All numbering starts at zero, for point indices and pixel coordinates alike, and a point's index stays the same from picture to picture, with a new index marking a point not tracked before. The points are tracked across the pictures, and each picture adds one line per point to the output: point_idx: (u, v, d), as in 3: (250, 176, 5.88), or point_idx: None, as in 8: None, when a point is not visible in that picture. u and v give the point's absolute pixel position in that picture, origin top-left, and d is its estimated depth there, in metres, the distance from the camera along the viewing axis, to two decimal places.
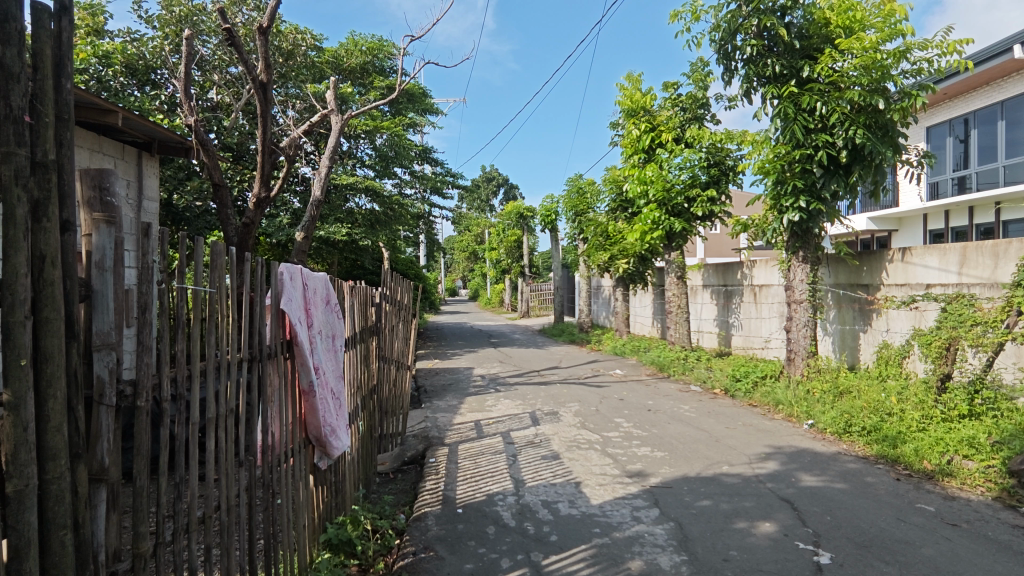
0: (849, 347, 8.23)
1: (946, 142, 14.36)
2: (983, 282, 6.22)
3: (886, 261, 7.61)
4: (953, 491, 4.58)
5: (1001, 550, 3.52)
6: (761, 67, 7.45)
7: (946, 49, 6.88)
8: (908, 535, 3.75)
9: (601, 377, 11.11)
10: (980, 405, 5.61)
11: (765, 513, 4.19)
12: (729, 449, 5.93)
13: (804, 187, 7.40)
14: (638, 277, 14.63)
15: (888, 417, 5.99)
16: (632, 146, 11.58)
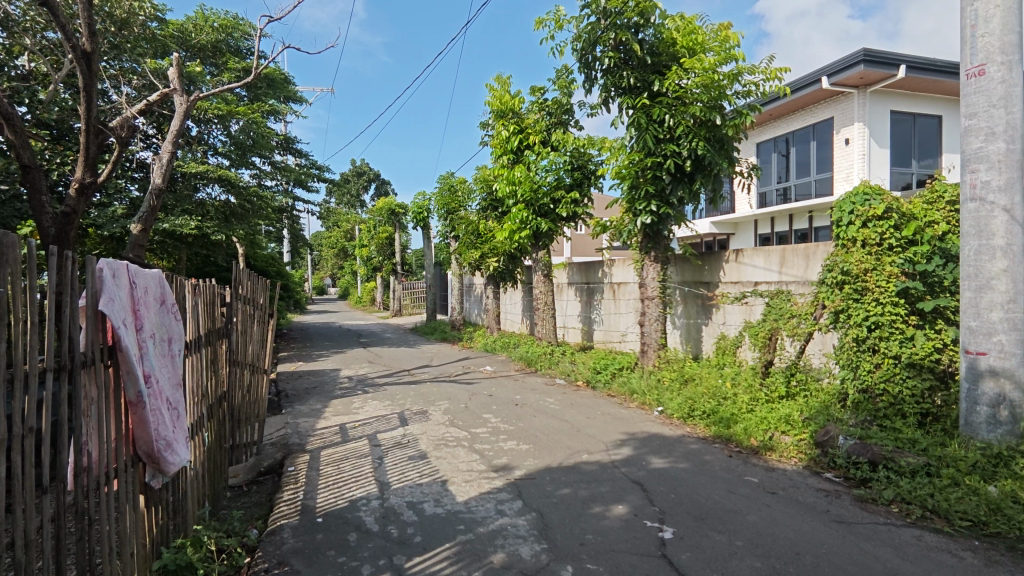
0: (693, 339, 9.07)
1: (772, 157, 16.35)
2: (797, 280, 7.16)
3: (722, 261, 8.49)
4: (773, 463, 5.21)
5: (808, 511, 4.06)
6: (618, 79, 8.01)
7: (770, 75, 7.82)
8: (737, 506, 4.21)
9: (471, 374, 11.19)
10: (795, 387, 6.46)
11: (618, 496, 4.49)
12: (589, 438, 6.27)
13: (655, 192, 8.03)
14: (508, 276, 14.94)
15: (723, 401, 6.69)
16: (501, 147, 11.82)
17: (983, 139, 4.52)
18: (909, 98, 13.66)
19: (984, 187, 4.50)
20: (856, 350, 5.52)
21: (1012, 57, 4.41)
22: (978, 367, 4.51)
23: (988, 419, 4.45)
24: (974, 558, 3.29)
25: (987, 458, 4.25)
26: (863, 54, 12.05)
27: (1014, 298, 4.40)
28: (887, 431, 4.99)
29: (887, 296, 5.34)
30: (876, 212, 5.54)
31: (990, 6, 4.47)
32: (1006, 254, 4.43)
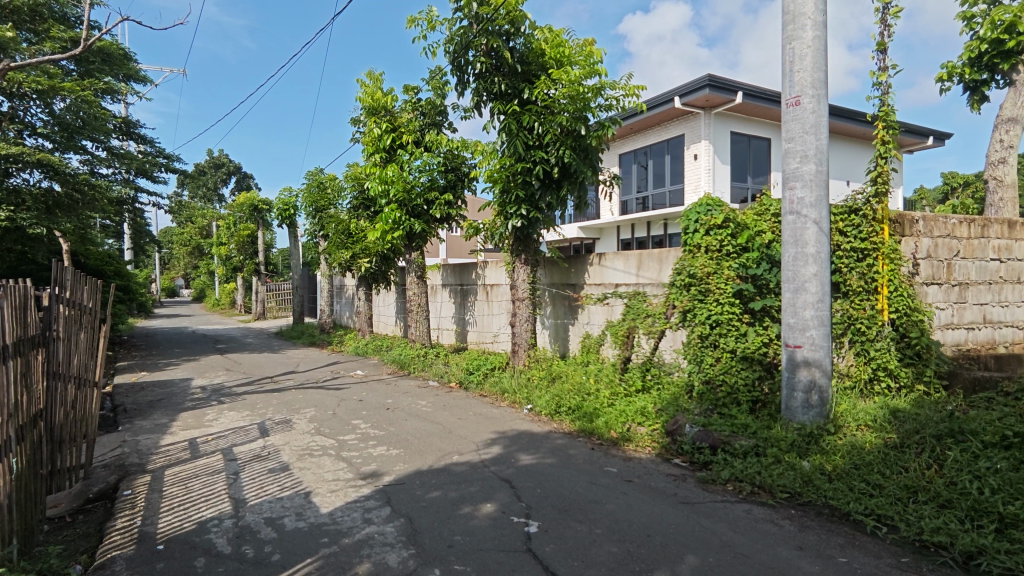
0: (561, 338, 9.47)
1: (632, 168, 17.55)
2: (652, 282, 7.77)
3: (587, 264, 8.96)
4: (630, 453, 5.59)
5: (658, 496, 4.41)
6: (489, 84, 8.19)
7: (628, 91, 8.40)
8: (597, 495, 4.46)
9: (340, 379, 10.74)
10: (649, 381, 7.00)
11: (487, 495, 4.55)
12: (460, 439, 6.30)
13: (524, 197, 8.29)
14: (381, 277, 14.54)
15: (587, 396, 7.07)
16: (372, 144, 11.49)
17: (799, 161, 5.21)
18: (745, 121, 15.41)
19: (800, 203, 5.20)
20: (700, 345, 6.12)
21: (821, 92, 5.14)
22: (796, 358, 5.19)
23: (803, 403, 5.14)
24: (790, 525, 3.76)
25: (803, 437, 4.89)
26: (707, 79, 13.40)
27: (822, 298, 5.13)
28: (725, 418, 5.57)
29: (725, 296, 5.98)
30: (717, 221, 6.19)
31: (804, 46, 5.19)
32: (816, 260, 5.14)
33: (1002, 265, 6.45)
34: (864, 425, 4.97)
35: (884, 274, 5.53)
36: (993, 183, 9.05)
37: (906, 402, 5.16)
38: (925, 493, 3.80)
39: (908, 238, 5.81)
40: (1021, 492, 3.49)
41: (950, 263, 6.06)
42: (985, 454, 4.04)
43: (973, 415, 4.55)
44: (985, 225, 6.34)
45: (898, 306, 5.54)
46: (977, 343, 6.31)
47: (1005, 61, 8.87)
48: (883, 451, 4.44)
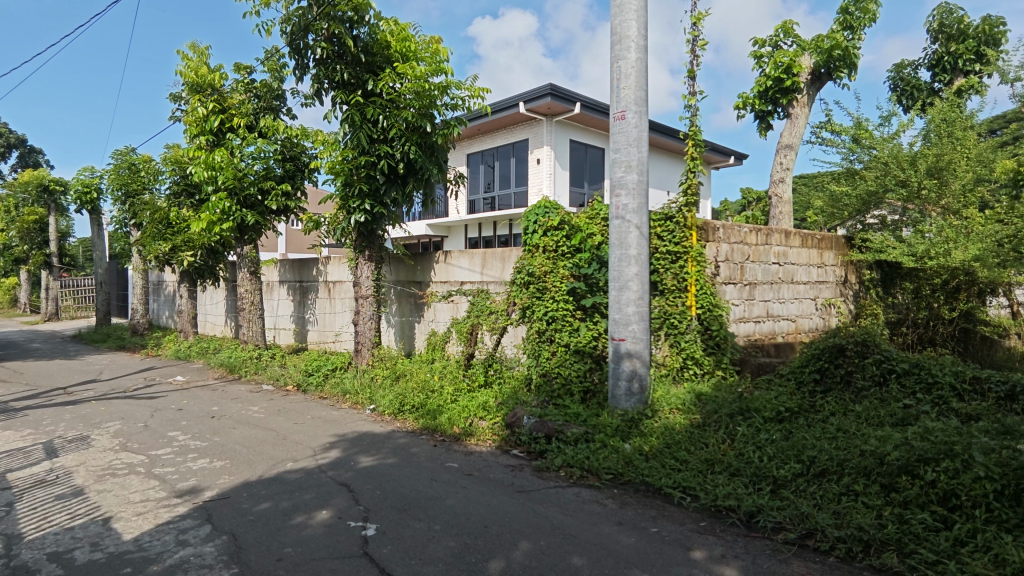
0: (407, 336, 9.36)
1: (479, 168, 17.88)
2: (495, 279, 8.01)
3: (433, 262, 8.97)
4: (472, 447, 5.70)
5: (497, 487, 4.56)
6: (331, 71, 7.83)
7: (473, 93, 8.54)
8: (437, 492, 4.49)
9: (155, 387, 9.49)
10: (491, 376, 7.22)
11: (322, 502, 4.35)
12: (295, 445, 5.94)
13: (369, 191, 8.03)
14: (207, 272, 13.07)
15: (431, 394, 7.07)
16: (197, 125, 10.35)
17: (624, 170, 5.72)
18: (582, 130, 16.49)
19: (624, 209, 5.70)
20: (538, 340, 6.48)
21: (642, 109, 5.68)
22: (620, 350, 5.69)
23: (626, 391, 5.66)
24: (612, 503, 4.11)
25: (625, 422, 5.39)
26: (548, 88, 14.13)
27: (642, 296, 5.68)
28: (560, 408, 5.93)
29: (560, 293, 6.40)
30: (553, 223, 6.57)
31: (628, 66, 5.69)
32: (637, 261, 5.67)
33: (780, 268, 7.67)
34: (675, 408, 5.58)
35: (692, 274, 6.28)
36: (775, 199, 10.70)
37: (708, 386, 5.90)
38: (720, 464, 4.37)
39: (711, 243, 6.65)
40: (789, 457, 4.16)
41: (742, 266, 7.07)
42: (764, 427, 4.76)
43: (757, 395, 5.34)
44: (768, 233, 7.48)
45: (703, 302, 6.31)
46: (762, 334, 7.42)
47: (784, 96, 10.56)
48: (689, 430, 5.03)
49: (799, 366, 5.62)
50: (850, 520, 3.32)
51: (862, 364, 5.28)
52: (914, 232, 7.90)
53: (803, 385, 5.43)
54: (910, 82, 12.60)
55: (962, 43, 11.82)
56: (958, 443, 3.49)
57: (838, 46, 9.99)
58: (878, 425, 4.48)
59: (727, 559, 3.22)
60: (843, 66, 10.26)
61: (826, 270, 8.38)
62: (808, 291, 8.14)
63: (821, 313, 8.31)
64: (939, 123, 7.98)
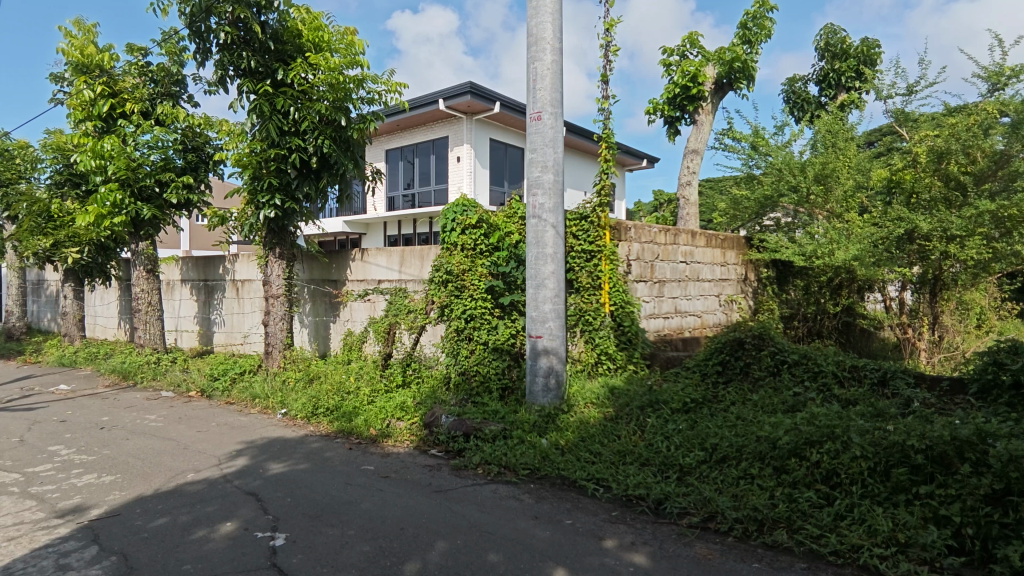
0: (321, 337, 9.02)
1: (398, 165, 17.54)
2: (413, 278, 7.90)
3: (349, 260, 8.71)
4: (389, 448, 5.59)
5: (414, 488, 4.49)
6: (236, 58, 7.40)
7: (390, 87, 8.36)
8: (352, 496, 4.37)
9: (34, 397, 8.58)
10: (410, 376, 7.10)
11: (227, 514, 4.10)
12: (198, 454, 5.57)
13: (279, 185, 7.67)
14: (97, 270, 11.98)
15: (347, 396, 6.87)
16: (83, 110, 9.45)
17: (540, 170, 5.81)
18: (501, 129, 16.59)
19: (541, 208, 5.80)
20: (456, 339, 6.48)
21: (557, 110, 5.79)
22: (537, 347, 5.78)
23: (543, 387, 5.76)
24: (529, 498, 4.17)
25: (542, 418, 5.48)
26: (468, 87, 14.11)
27: (558, 293, 5.80)
28: (478, 406, 5.94)
29: (478, 292, 6.42)
30: (471, 221, 6.56)
31: (544, 67, 5.78)
32: (553, 260, 5.79)
33: (687, 266, 8.08)
34: (589, 402, 5.74)
35: (605, 272, 6.49)
36: (683, 201, 11.26)
37: (621, 380, 6.12)
38: (631, 455, 4.55)
39: (623, 242, 6.90)
40: (693, 445, 4.40)
41: (652, 265, 7.39)
42: (672, 418, 5.01)
43: (665, 387, 5.60)
44: (676, 234, 7.86)
45: (616, 299, 6.54)
46: (671, 329, 7.79)
47: (690, 104, 11.14)
48: (603, 423, 5.20)
49: (703, 359, 5.95)
50: (747, 501, 3.55)
51: (758, 355, 5.67)
52: (805, 234, 8.58)
53: (707, 377, 5.76)
54: (801, 95, 13.66)
55: (844, 62, 12.97)
56: (838, 426, 3.81)
57: (738, 58, 10.68)
58: (772, 412, 4.82)
59: (637, 545, 3.36)
60: (742, 78, 10.98)
61: (728, 268, 8.93)
62: (713, 288, 8.64)
63: (725, 309, 8.85)
64: (825, 134, 8.71)
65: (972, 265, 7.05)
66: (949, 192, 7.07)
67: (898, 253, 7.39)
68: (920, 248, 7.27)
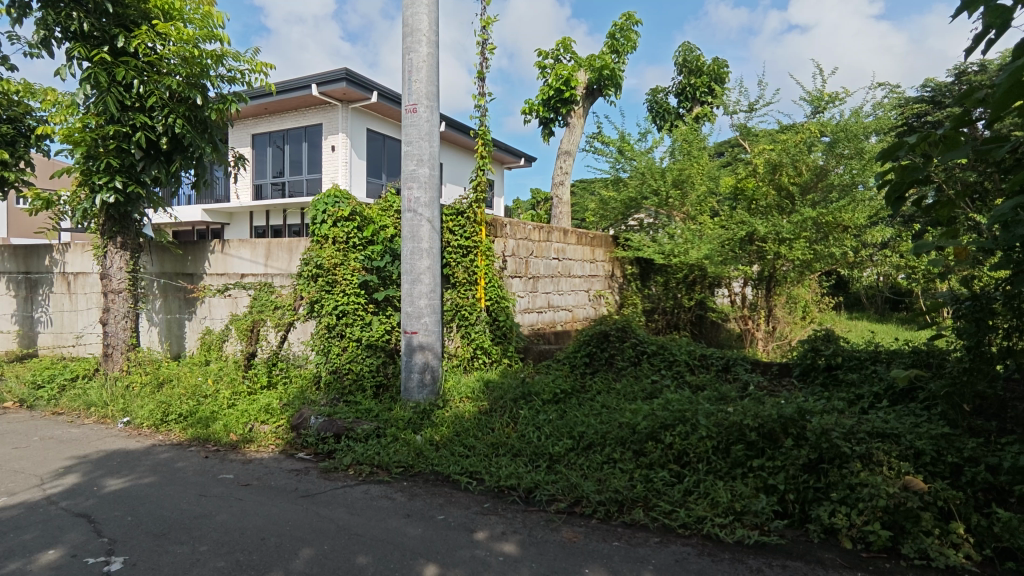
0: (174, 336, 8.19)
1: (266, 151, 16.37)
2: (280, 272, 7.39)
3: (207, 252, 7.99)
4: (251, 454, 5.21)
5: (278, 495, 4.23)
6: (64, 18, 6.46)
7: (254, 67, 7.76)
8: (206, 508, 4.01)
9: None
10: (276, 376, 6.67)
11: (50, 540, 3.58)
12: (14, 474, 4.81)
13: (120, 166, 6.83)
14: None
15: (204, 400, 6.31)
16: None
17: (415, 163, 5.72)
18: (379, 120, 16.10)
19: (416, 202, 5.72)
20: (327, 336, 6.24)
21: (433, 104, 5.73)
22: (412, 343, 5.71)
23: (418, 383, 5.70)
24: (401, 496, 4.10)
25: (417, 414, 5.42)
26: (343, 74, 13.55)
27: (434, 289, 5.77)
28: (350, 405, 5.74)
29: (351, 287, 6.22)
30: (343, 213, 6.29)
31: (420, 59, 5.70)
32: (429, 255, 5.74)
33: (560, 263, 8.42)
34: (465, 396, 5.78)
35: (481, 268, 6.56)
36: (557, 200, 11.69)
37: (496, 373, 6.24)
38: (504, 447, 4.64)
39: (499, 238, 7.01)
40: (563, 434, 4.59)
41: (526, 261, 7.59)
42: (543, 409, 5.20)
43: (537, 379, 5.80)
44: (549, 231, 8.15)
45: (491, 294, 6.64)
46: (544, 322, 8.08)
47: (563, 106, 11.59)
48: (477, 417, 5.25)
49: (572, 351, 6.24)
50: (609, 485, 3.78)
51: (622, 347, 6.06)
52: (665, 235, 9.32)
53: (576, 368, 6.05)
54: (662, 105, 14.78)
55: (698, 77, 14.23)
56: (689, 410, 4.18)
57: (606, 66, 11.30)
58: (633, 399, 5.17)
59: (507, 535, 3.44)
60: (610, 85, 11.63)
61: (597, 265, 9.45)
62: (583, 283, 9.09)
63: (594, 303, 9.36)
64: (682, 143, 9.49)
65: (800, 264, 8.05)
66: (781, 200, 7.96)
67: (741, 253, 8.23)
68: (759, 249, 8.17)
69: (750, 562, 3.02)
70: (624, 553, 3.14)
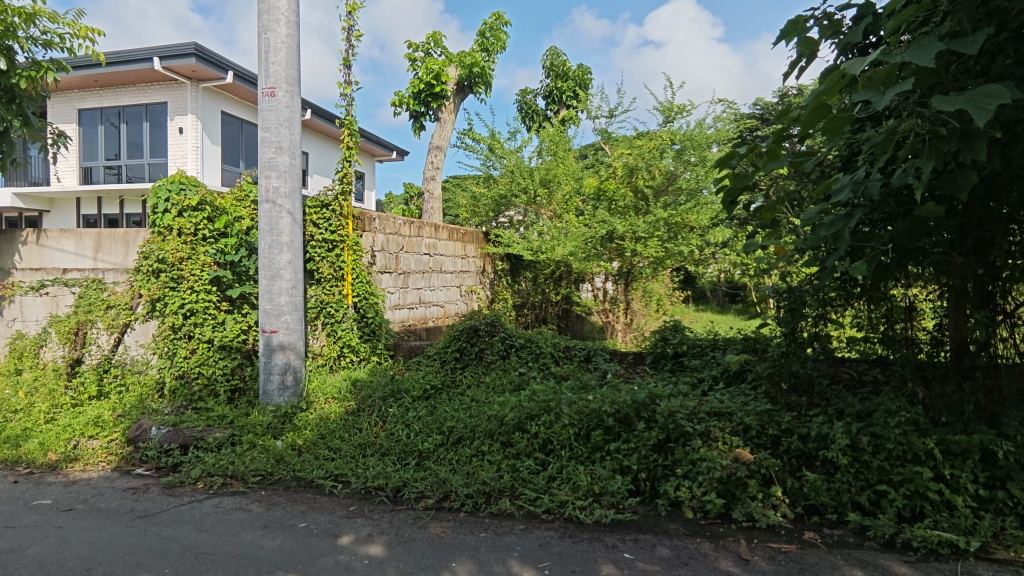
0: None
1: (97, 129, 14.41)
2: (113, 267, 6.52)
3: (17, 243, 6.86)
4: (75, 475, 4.56)
5: (108, 518, 3.74)
6: None
7: (76, 32, 6.77)
8: (14, 542, 3.43)
9: None
10: (108, 384, 5.92)
11: None
12: None
13: None
14: None
15: (13, 415, 5.44)
16: None
17: (274, 151, 5.36)
18: (235, 103, 14.82)
19: (275, 192, 5.36)
20: (171, 337, 5.65)
21: (294, 89, 5.40)
22: (272, 343, 5.37)
23: (279, 385, 5.37)
24: (258, 507, 3.82)
25: (277, 418, 5.10)
26: (193, 48, 12.25)
27: (295, 285, 5.46)
28: (200, 412, 5.26)
29: (200, 283, 5.67)
30: (190, 202, 5.70)
31: (278, 40, 5.33)
32: (290, 249, 5.42)
33: (431, 258, 8.35)
34: (330, 397, 5.53)
35: (348, 263, 6.31)
36: (427, 195, 11.57)
37: (364, 372, 6.04)
38: (372, 446, 4.52)
39: (367, 232, 6.79)
40: (432, 430, 4.57)
41: (396, 256, 7.44)
42: (413, 405, 5.14)
43: (407, 376, 5.72)
44: (420, 227, 8.06)
45: (359, 290, 6.42)
46: (414, 318, 7.99)
47: (434, 101, 11.51)
48: (343, 417, 5.06)
49: (443, 347, 6.24)
50: (477, 477, 3.84)
51: (491, 341, 6.16)
52: (533, 233, 9.69)
53: (446, 364, 6.06)
54: (531, 106, 15.27)
55: (565, 82, 14.88)
56: (553, 400, 4.35)
57: (476, 64, 11.43)
58: (501, 392, 5.29)
59: (374, 536, 3.35)
60: (481, 83, 11.76)
61: (467, 261, 9.55)
62: (454, 279, 9.14)
63: (465, 298, 9.49)
64: (549, 144, 9.85)
65: (654, 260, 8.72)
66: (637, 201, 8.65)
67: (602, 250, 8.76)
68: (618, 247, 8.73)
69: (607, 539, 3.23)
70: (491, 543, 3.19)
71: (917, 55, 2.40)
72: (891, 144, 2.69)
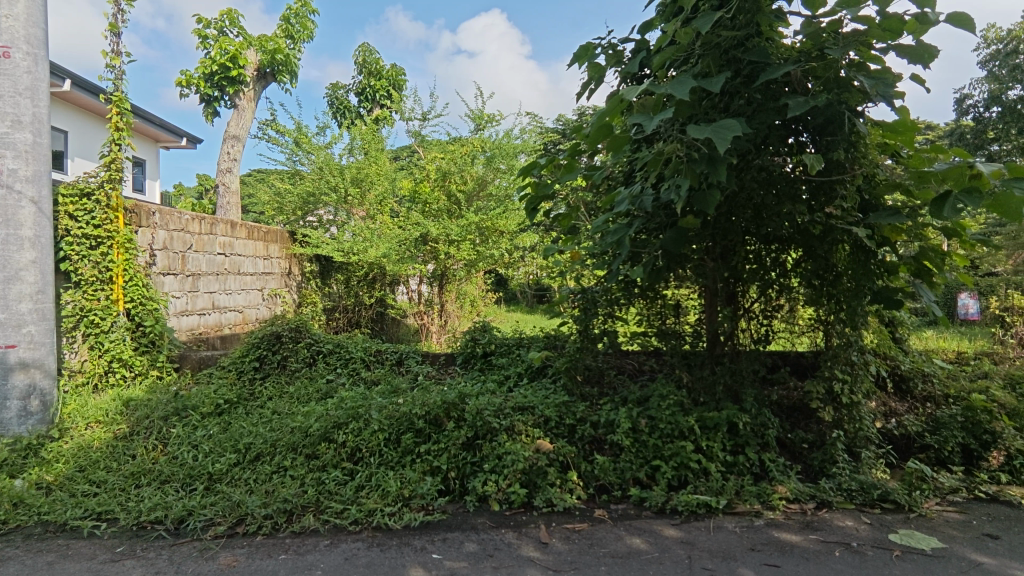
0: None
1: None
2: None
3: None
4: None
5: None
6: None
7: None
8: None
9: None
10: None
11: None
12: None
13: None
14: None
15: None
16: None
17: (9, 125, 4.39)
18: None
19: (10, 175, 4.39)
20: None
21: (37, 51, 4.48)
22: (7, 361, 4.38)
23: (19, 412, 4.39)
24: None
25: (15, 452, 4.16)
26: None
27: (41, 289, 4.53)
28: None
29: None
30: None
31: None
32: (34, 245, 4.48)
33: (225, 258, 7.54)
34: (93, 421, 4.67)
35: (118, 263, 5.41)
36: (222, 188, 10.41)
37: (139, 389, 5.22)
38: (148, 475, 3.92)
39: (143, 228, 5.90)
40: (225, 449, 4.13)
41: (182, 255, 6.57)
42: (202, 424, 4.59)
43: (194, 391, 5.08)
44: (213, 223, 7.24)
45: (133, 295, 5.53)
46: (206, 326, 7.14)
47: (229, 85, 10.41)
48: (111, 444, 4.31)
49: (239, 356, 5.69)
50: (277, 496, 3.54)
51: (295, 348, 5.78)
52: (343, 233, 9.28)
53: (243, 375, 5.53)
54: (342, 102, 14.68)
55: (378, 80, 14.57)
56: (362, 406, 4.25)
57: (280, 51, 10.77)
58: (306, 402, 4.98)
59: None
60: (284, 71, 11.12)
61: (269, 262, 8.83)
62: (254, 282, 8.38)
63: (267, 302, 8.79)
64: (361, 142, 9.59)
65: (467, 263, 8.92)
66: (450, 205, 8.88)
67: (417, 252, 8.72)
68: (432, 249, 8.80)
69: (415, 543, 3.21)
70: (290, 565, 2.97)
71: (677, 88, 2.81)
72: (659, 163, 3.12)
